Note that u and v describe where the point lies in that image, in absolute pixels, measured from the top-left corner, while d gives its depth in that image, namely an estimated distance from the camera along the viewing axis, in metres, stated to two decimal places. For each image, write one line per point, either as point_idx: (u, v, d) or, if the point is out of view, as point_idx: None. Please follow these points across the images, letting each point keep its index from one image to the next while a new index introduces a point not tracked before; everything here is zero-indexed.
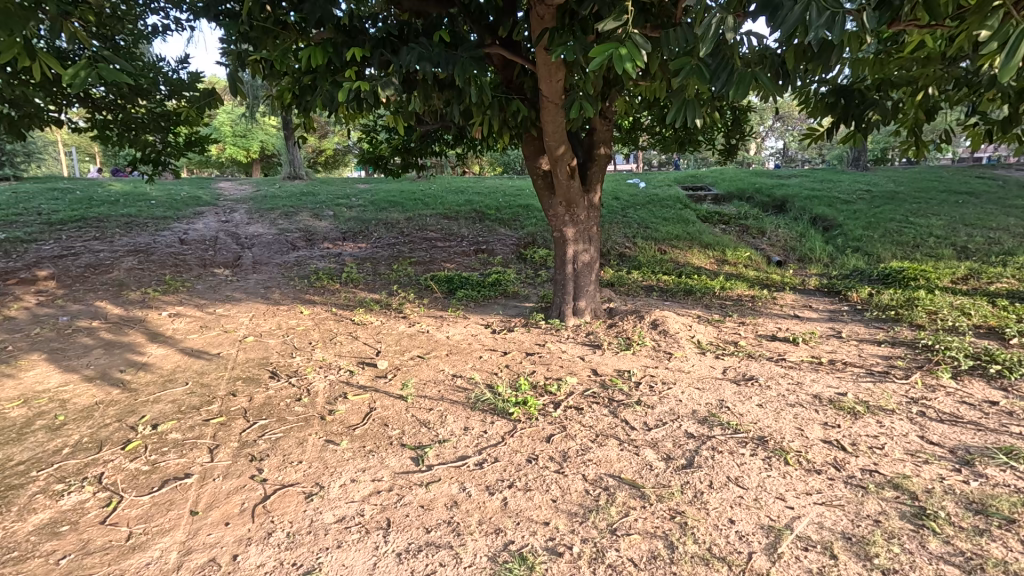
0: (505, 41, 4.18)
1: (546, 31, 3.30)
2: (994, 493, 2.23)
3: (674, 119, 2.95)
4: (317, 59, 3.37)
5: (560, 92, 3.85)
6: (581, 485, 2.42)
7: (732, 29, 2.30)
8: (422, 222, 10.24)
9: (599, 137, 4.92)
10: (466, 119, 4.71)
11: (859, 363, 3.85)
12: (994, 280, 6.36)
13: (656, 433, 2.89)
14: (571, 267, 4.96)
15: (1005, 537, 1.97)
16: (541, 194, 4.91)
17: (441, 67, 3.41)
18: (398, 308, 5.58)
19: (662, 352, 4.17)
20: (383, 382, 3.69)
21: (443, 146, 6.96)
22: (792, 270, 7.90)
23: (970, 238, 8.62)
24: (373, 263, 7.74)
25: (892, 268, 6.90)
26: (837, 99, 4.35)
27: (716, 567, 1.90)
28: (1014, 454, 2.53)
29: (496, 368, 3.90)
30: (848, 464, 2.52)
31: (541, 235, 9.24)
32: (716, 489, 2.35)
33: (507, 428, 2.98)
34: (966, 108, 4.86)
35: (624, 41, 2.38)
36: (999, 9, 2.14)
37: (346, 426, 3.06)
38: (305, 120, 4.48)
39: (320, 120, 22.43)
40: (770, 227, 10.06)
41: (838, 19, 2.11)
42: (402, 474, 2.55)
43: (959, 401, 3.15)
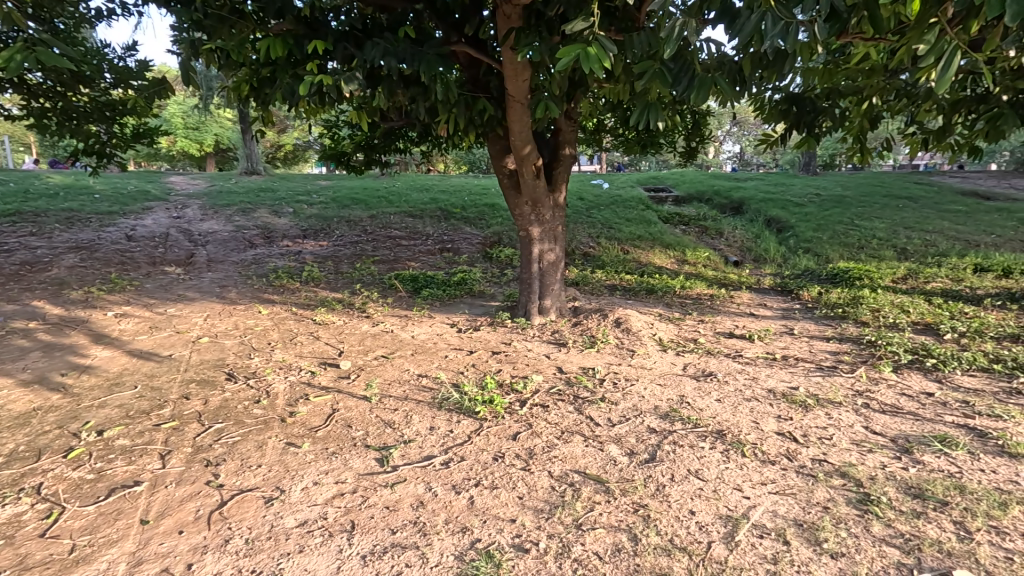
0: (470, 40, 4.16)
1: (512, 30, 3.31)
2: (930, 478, 2.39)
3: (637, 122, 3.01)
4: (277, 51, 3.27)
5: (525, 91, 3.87)
6: (547, 481, 2.45)
7: (694, 34, 2.36)
8: (385, 220, 10.08)
9: (564, 137, 4.97)
10: (432, 116, 4.67)
11: (810, 359, 4.04)
12: (930, 280, 6.80)
13: (620, 429, 2.95)
14: (537, 265, 4.99)
15: (939, 518, 2.11)
16: (507, 194, 4.91)
17: (406, 63, 3.36)
18: (362, 307, 5.47)
19: (625, 350, 4.25)
20: (347, 382, 3.63)
21: (407, 144, 6.88)
22: (748, 270, 8.22)
23: (910, 241, 9.18)
24: (335, 262, 7.56)
25: (839, 268, 7.27)
26: (790, 106, 4.58)
27: (677, 558, 1.95)
28: (947, 442, 2.71)
29: (462, 367, 3.88)
30: (800, 454, 2.64)
31: (506, 234, 9.27)
32: (678, 482, 2.42)
33: (473, 427, 2.98)
34: (905, 118, 5.15)
35: (590, 42, 2.40)
36: (936, 25, 2.28)
37: (307, 428, 2.98)
38: (263, 113, 4.34)
39: (279, 113, 21.72)
40: (727, 228, 10.42)
41: (792, 28, 2.20)
42: (367, 476, 2.51)
43: (899, 393, 3.36)
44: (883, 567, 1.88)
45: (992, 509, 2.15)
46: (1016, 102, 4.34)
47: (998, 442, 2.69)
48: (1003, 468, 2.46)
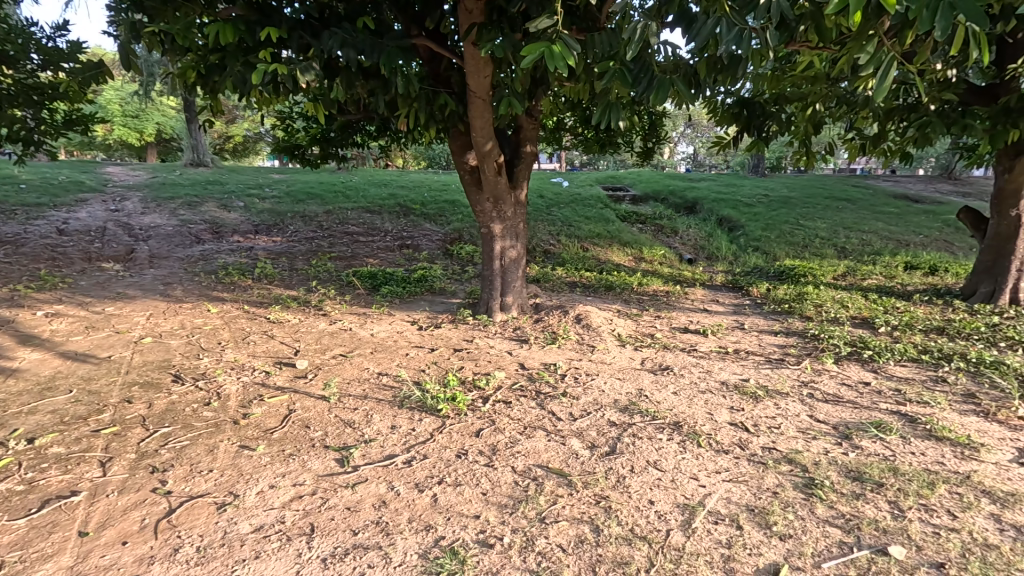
0: (431, 34, 4.12)
1: (473, 25, 3.28)
2: (867, 461, 2.56)
3: (599, 121, 3.05)
4: (227, 37, 3.11)
5: (487, 87, 3.86)
6: (510, 477, 2.46)
7: (653, 36, 2.42)
8: (342, 215, 9.82)
9: (526, 135, 4.99)
10: (391, 110, 4.58)
11: (759, 352, 4.24)
12: (867, 276, 7.26)
13: (581, 423, 3.00)
14: (498, 262, 5.00)
15: (876, 499, 2.27)
16: (468, 190, 4.89)
17: (365, 55, 3.28)
18: (318, 305, 5.32)
19: (586, 346, 4.32)
20: (304, 382, 3.52)
21: (365, 139, 6.73)
22: (701, 267, 8.52)
23: (848, 240, 9.76)
24: (289, 258, 7.31)
25: (786, 266, 7.65)
26: (742, 110, 4.77)
27: (637, 546, 2.01)
28: (882, 427, 2.91)
29: (424, 365, 3.84)
30: (751, 443, 2.76)
31: (467, 231, 9.23)
32: (637, 473, 2.49)
33: (435, 424, 2.96)
34: (845, 125, 5.48)
35: (554, 41, 2.41)
36: (875, 37, 2.42)
37: (262, 430, 2.88)
38: (211, 102, 4.13)
39: (228, 103, 20.76)
40: (682, 227, 10.75)
41: (746, 35, 2.28)
42: (326, 477, 2.45)
43: (840, 382, 3.58)
44: (826, 546, 1.99)
45: (922, 489, 2.32)
46: (942, 112, 4.70)
47: (926, 427, 2.91)
48: (930, 450, 2.66)
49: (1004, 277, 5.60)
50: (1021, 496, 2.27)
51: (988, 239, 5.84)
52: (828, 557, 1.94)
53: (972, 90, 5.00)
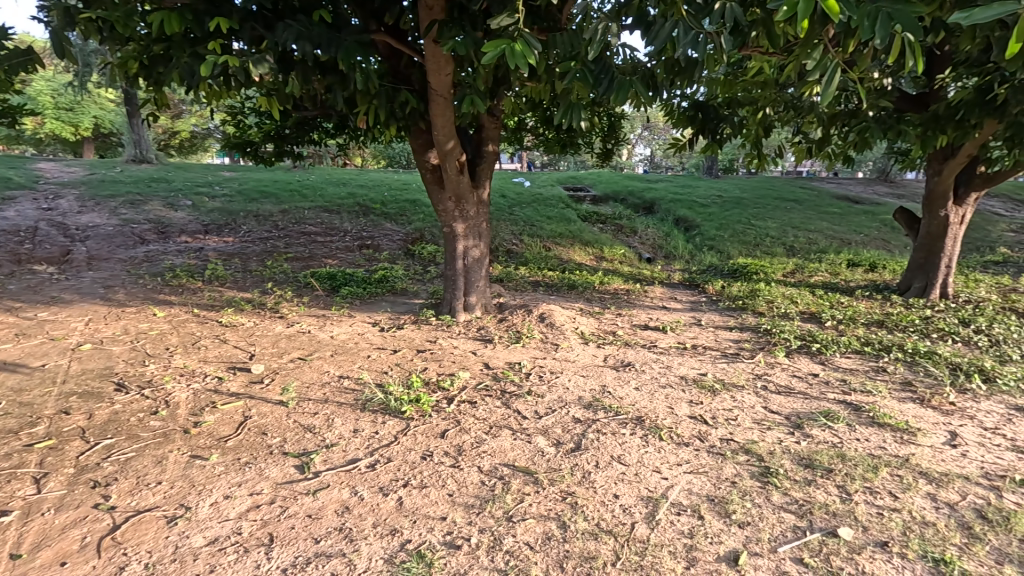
0: (391, 30, 4.03)
1: (434, 22, 3.24)
2: (817, 449, 2.69)
3: (561, 120, 3.06)
4: (172, 25, 2.94)
5: (448, 86, 3.83)
6: (477, 477, 2.45)
7: (614, 37, 2.45)
8: (299, 214, 9.53)
9: (487, 134, 4.97)
10: (350, 107, 4.47)
11: (716, 347, 4.39)
12: (813, 273, 7.64)
13: (546, 420, 3.02)
14: (461, 262, 4.96)
15: (826, 484, 2.38)
16: (430, 189, 4.83)
17: (322, 49, 3.18)
18: (274, 307, 5.14)
19: (549, 344, 4.35)
20: (260, 387, 3.38)
21: (322, 136, 6.54)
22: (660, 266, 8.74)
23: (796, 239, 10.25)
24: (242, 259, 7.03)
25: (739, 264, 7.95)
26: (696, 112, 5.01)
27: (603, 540, 2.03)
28: (830, 416, 3.06)
29: (387, 366, 3.77)
30: (710, 435, 2.85)
31: (429, 230, 9.13)
32: (602, 468, 2.52)
33: (399, 427, 2.91)
34: (792, 129, 5.75)
35: (516, 39, 2.40)
36: (821, 45, 2.53)
37: (215, 438, 2.75)
38: (156, 95, 3.92)
39: (173, 97, 19.75)
40: (641, 227, 11.00)
41: (702, 38, 2.35)
42: (285, 484, 2.36)
43: (791, 374, 3.75)
44: (781, 531, 2.08)
45: (867, 472, 2.46)
46: (880, 118, 4.98)
47: (869, 414, 3.09)
48: (874, 436, 2.83)
49: (935, 274, 6.02)
50: (953, 476, 2.43)
51: (920, 238, 6.24)
52: (784, 542, 2.02)
53: (906, 98, 5.34)
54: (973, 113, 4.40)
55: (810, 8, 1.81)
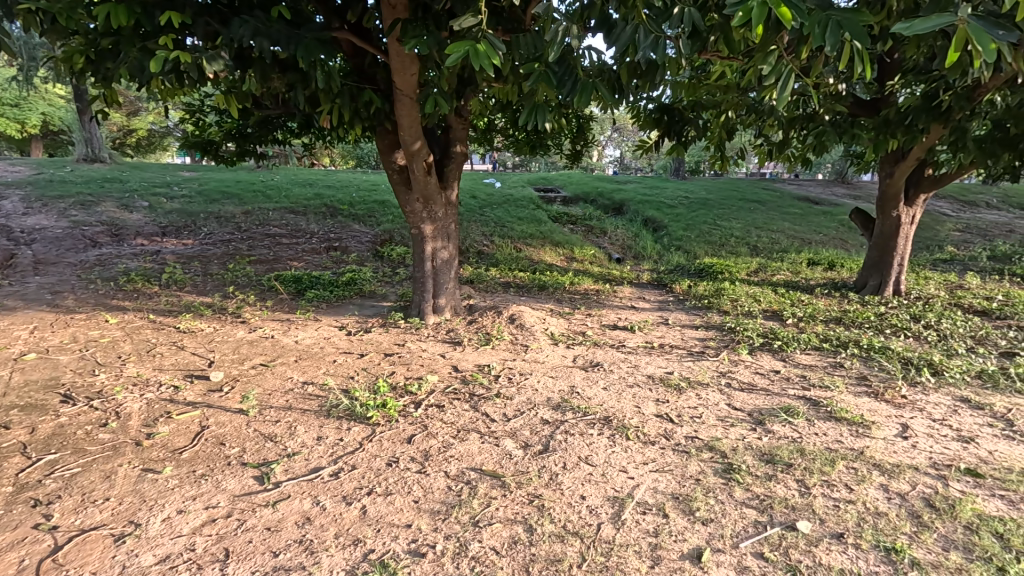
0: (354, 27, 3.96)
1: (398, 21, 3.19)
2: (778, 444, 2.75)
3: (526, 122, 3.05)
4: (119, 19, 2.80)
5: (414, 86, 3.79)
6: (443, 482, 2.42)
7: (576, 39, 2.45)
8: (263, 216, 9.27)
9: (455, 135, 4.93)
10: (313, 107, 4.38)
11: (682, 345, 4.46)
12: (776, 272, 7.86)
13: (515, 423, 3.00)
14: (430, 264, 4.91)
15: (785, 478, 2.44)
16: (397, 190, 4.76)
17: (281, 46, 3.09)
18: (236, 312, 4.98)
19: (519, 345, 4.35)
20: (218, 396, 3.26)
21: (286, 136, 6.38)
22: (629, 266, 8.85)
23: (759, 239, 10.54)
24: (202, 262, 6.79)
25: (705, 264, 8.12)
26: (662, 115, 5.14)
27: (570, 542, 2.03)
28: (790, 411, 3.14)
29: (353, 371, 3.69)
30: (675, 433, 2.89)
31: (398, 232, 9.01)
32: (570, 469, 2.53)
33: (365, 433, 2.85)
34: (754, 132, 5.91)
35: (479, 40, 2.37)
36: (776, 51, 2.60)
37: (169, 450, 2.64)
38: (104, 91, 3.74)
39: (128, 93, 18.95)
40: (610, 227, 11.13)
41: (661, 42, 2.37)
42: (243, 497, 2.27)
43: (754, 371, 3.83)
44: (743, 527, 2.11)
45: (824, 466, 2.53)
46: (836, 122, 5.16)
47: (827, 409, 3.19)
48: (831, 430, 2.92)
49: (888, 272, 6.27)
50: (905, 467, 2.53)
51: (874, 237, 6.50)
52: (745, 537, 2.06)
53: (860, 103, 5.56)
54: (920, 119, 4.62)
55: (765, 14, 1.84)
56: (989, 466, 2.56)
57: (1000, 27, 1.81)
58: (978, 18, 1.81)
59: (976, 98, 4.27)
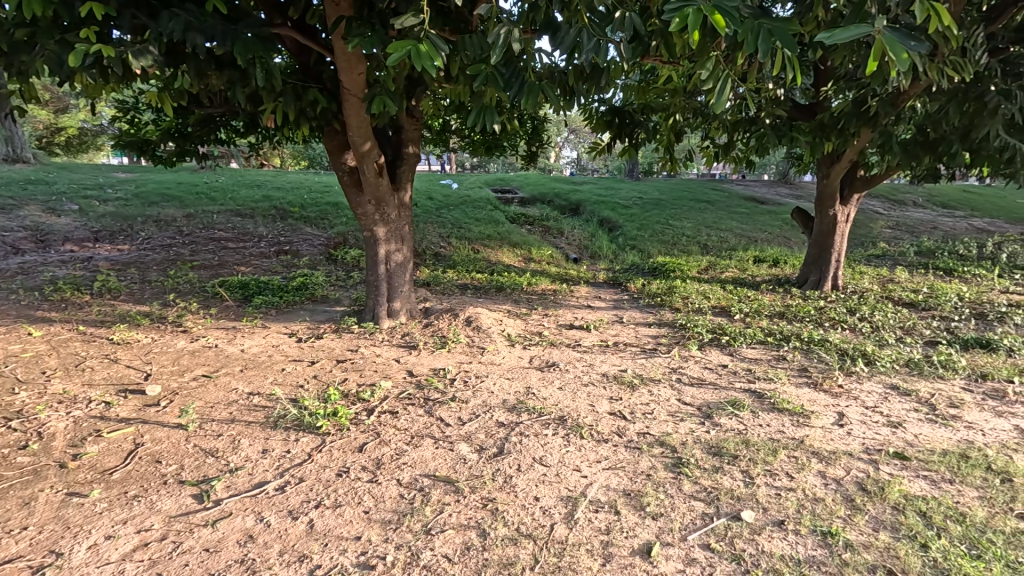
0: (297, 24, 3.83)
1: (342, 19, 3.10)
2: (725, 437, 2.85)
3: (474, 124, 3.03)
4: (31, 9, 2.58)
5: (361, 86, 3.70)
6: (396, 490, 2.37)
7: (520, 42, 2.45)
8: (207, 219, 8.85)
9: (408, 136, 4.87)
10: (255, 106, 4.20)
11: (635, 343, 4.56)
12: (725, 269, 8.15)
13: (470, 426, 2.98)
14: (383, 267, 4.82)
15: (732, 470, 2.52)
16: (348, 192, 4.64)
17: (215, 42, 2.94)
18: (176, 320, 4.72)
19: (475, 348, 4.33)
20: (154, 411, 3.07)
21: (230, 136, 6.11)
22: (585, 266, 8.98)
23: (710, 237, 10.92)
24: (139, 268, 6.42)
25: (659, 262, 8.33)
26: (614, 117, 5.23)
27: (523, 545, 2.03)
28: (736, 404, 3.26)
29: (302, 380, 3.56)
30: (628, 430, 2.94)
31: (352, 234, 8.80)
32: (524, 471, 2.53)
33: (314, 444, 2.75)
34: (701, 135, 6.11)
35: (421, 40, 2.33)
36: (715, 56, 2.67)
37: (98, 471, 2.47)
38: (20, 86, 3.46)
39: (55, 89, 17.73)
40: (567, 228, 11.25)
41: (603, 46, 2.41)
42: (180, 517, 2.15)
43: (703, 367, 3.96)
44: (691, 520, 2.17)
45: (767, 456, 2.63)
46: (775, 126, 5.41)
47: (771, 400, 3.32)
48: (774, 421, 3.04)
49: (827, 267, 6.61)
50: (840, 453, 2.67)
51: (814, 235, 6.85)
52: (692, 530, 2.11)
53: (798, 108, 5.85)
54: (851, 123, 4.92)
55: (700, 21, 1.89)
56: (914, 449, 2.72)
57: (913, 38, 1.93)
58: (893, 30, 1.92)
59: (900, 104, 4.57)
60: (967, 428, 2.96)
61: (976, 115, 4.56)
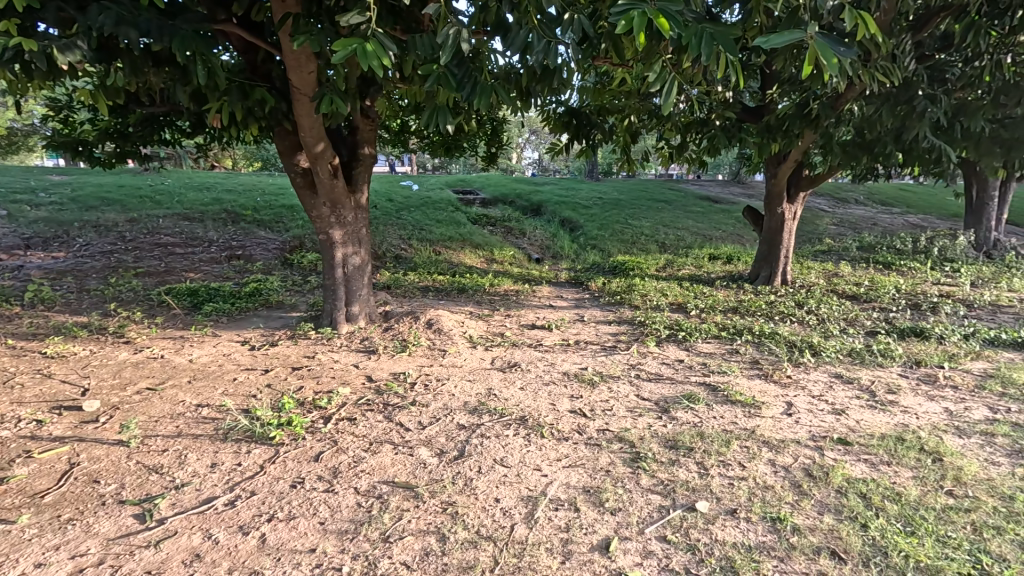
0: (242, 21, 3.70)
1: (289, 16, 3.02)
2: (681, 430, 2.92)
3: (427, 124, 2.99)
4: None
5: (311, 85, 3.61)
6: (353, 499, 2.31)
7: (469, 42, 2.44)
8: (152, 224, 8.43)
9: (363, 136, 4.77)
10: (199, 105, 4.03)
11: (596, 341, 4.62)
12: (682, 267, 8.37)
13: (430, 430, 2.94)
14: (341, 270, 4.71)
15: (687, 462, 2.59)
16: (301, 194, 4.51)
17: (150, 37, 2.80)
18: (118, 331, 4.47)
19: (437, 350, 4.28)
20: (92, 428, 2.90)
21: (175, 136, 5.84)
22: (547, 266, 9.05)
23: (667, 236, 11.20)
24: (76, 277, 6.05)
25: (619, 261, 8.47)
26: (571, 119, 5.27)
27: (483, 547, 2.02)
28: (692, 398, 3.35)
29: (255, 390, 3.43)
30: (588, 427, 2.98)
31: (309, 237, 8.57)
32: (484, 473, 2.52)
33: (266, 455, 2.66)
34: (656, 136, 6.25)
35: (368, 38, 2.29)
36: (662, 58, 2.73)
37: (28, 495, 2.31)
38: None
39: None
40: (529, 228, 11.30)
41: (552, 48, 2.43)
42: (120, 539, 2.04)
43: (661, 362, 4.05)
44: (649, 513, 2.21)
45: (721, 448, 2.71)
46: (725, 127, 5.60)
47: (724, 393, 3.43)
48: (727, 413, 3.14)
49: (776, 264, 6.89)
50: (788, 441, 2.78)
51: (764, 232, 7.12)
52: (650, 522, 2.15)
53: (746, 110, 6.08)
54: (794, 125, 5.15)
55: (644, 24, 1.93)
56: (856, 434, 2.87)
57: (842, 43, 2.03)
58: (824, 35, 2.01)
59: (839, 106, 4.81)
60: (903, 413, 3.15)
61: (906, 117, 4.84)
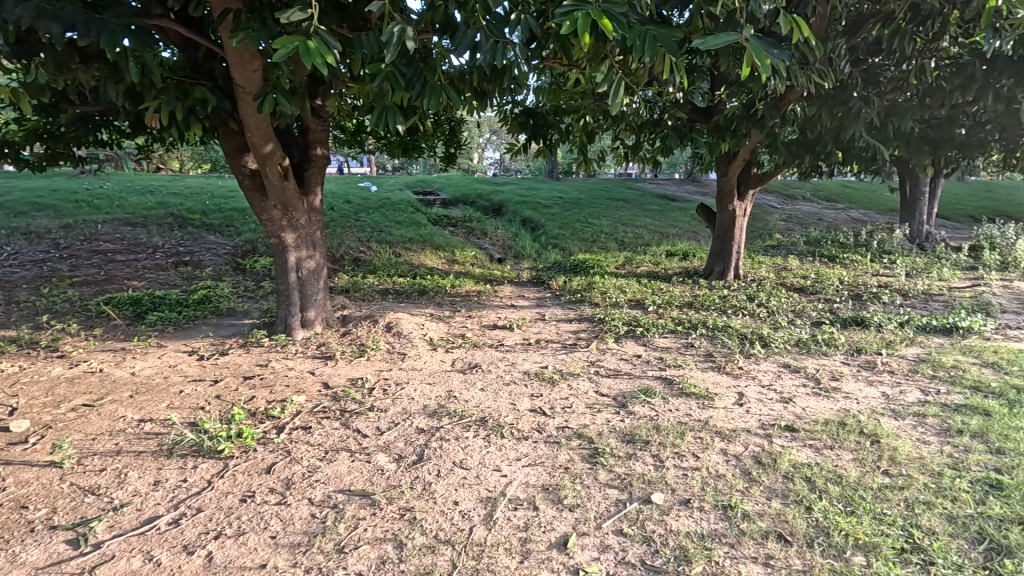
0: (180, 16, 3.54)
1: (228, 12, 2.91)
2: (637, 424, 2.97)
3: (376, 124, 2.92)
4: None
5: (256, 84, 3.49)
6: (307, 510, 2.24)
7: (416, 41, 2.41)
8: (90, 230, 7.95)
9: (313, 137, 4.62)
10: (135, 104, 3.84)
11: (557, 339, 4.66)
12: (640, 264, 8.55)
13: (388, 436, 2.89)
14: (295, 275, 4.57)
15: (644, 455, 2.64)
16: (250, 197, 4.36)
17: (76, 31, 2.64)
18: (51, 345, 4.20)
19: (396, 354, 4.22)
20: (21, 450, 2.70)
21: (111, 137, 5.52)
22: (509, 266, 9.06)
23: (626, 234, 11.42)
24: (4, 288, 5.64)
25: (580, 260, 8.56)
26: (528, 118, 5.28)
27: (441, 551, 2.00)
28: (648, 392, 3.42)
29: (202, 402, 3.28)
30: (548, 425, 3.00)
31: (262, 241, 8.28)
32: (443, 476, 2.49)
33: (214, 469, 2.54)
34: (612, 135, 6.34)
35: (311, 36, 2.23)
36: (609, 59, 2.77)
37: None
38: None
39: None
40: (491, 228, 11.29)
41: (499, 48, 2.43)
42: (49, 569, 1.91)
43: (620, 358, 4.12)
44: (606, 508, 2.24)
45: (675, 440, 2.78)
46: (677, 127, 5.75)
47: (679, 386, 3.52)
48: (682, 405, 3.23)
49: (729, 259, 7.12)
50: (739, 431, 2.88)
51: (716, 228, 7.34)
52: (607, 517, 2.18)
53: (697, 110, 6.25)
54: (742, 125, 5.34)
55: (588, 24, 1.95)
56: (801, 421, 3.00)
57: (776, 45, 2.11)
58: (759, 38, 2.09)
59: (782, 107, 5.01)
60: (845, 398, 3.31)
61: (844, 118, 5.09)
